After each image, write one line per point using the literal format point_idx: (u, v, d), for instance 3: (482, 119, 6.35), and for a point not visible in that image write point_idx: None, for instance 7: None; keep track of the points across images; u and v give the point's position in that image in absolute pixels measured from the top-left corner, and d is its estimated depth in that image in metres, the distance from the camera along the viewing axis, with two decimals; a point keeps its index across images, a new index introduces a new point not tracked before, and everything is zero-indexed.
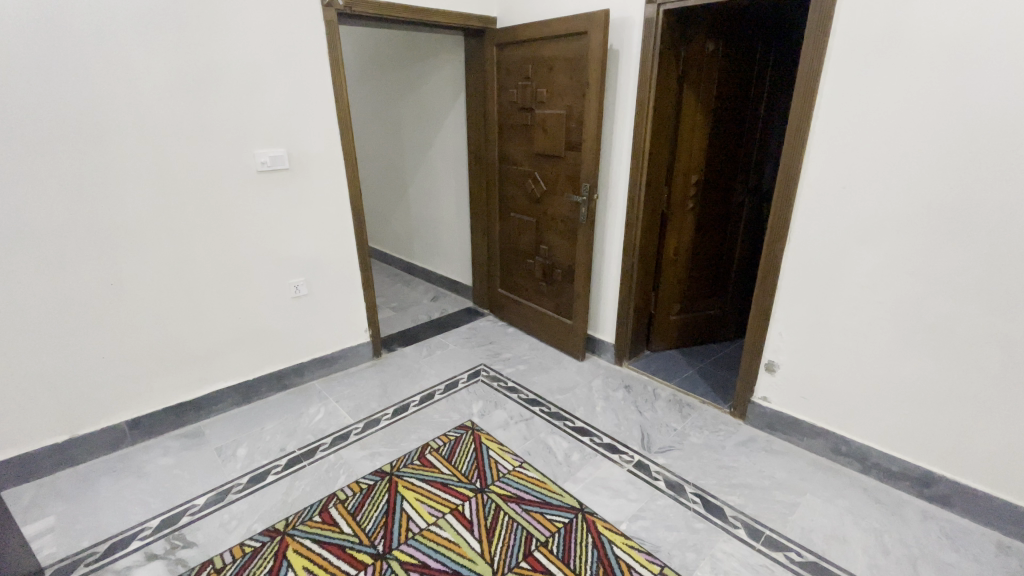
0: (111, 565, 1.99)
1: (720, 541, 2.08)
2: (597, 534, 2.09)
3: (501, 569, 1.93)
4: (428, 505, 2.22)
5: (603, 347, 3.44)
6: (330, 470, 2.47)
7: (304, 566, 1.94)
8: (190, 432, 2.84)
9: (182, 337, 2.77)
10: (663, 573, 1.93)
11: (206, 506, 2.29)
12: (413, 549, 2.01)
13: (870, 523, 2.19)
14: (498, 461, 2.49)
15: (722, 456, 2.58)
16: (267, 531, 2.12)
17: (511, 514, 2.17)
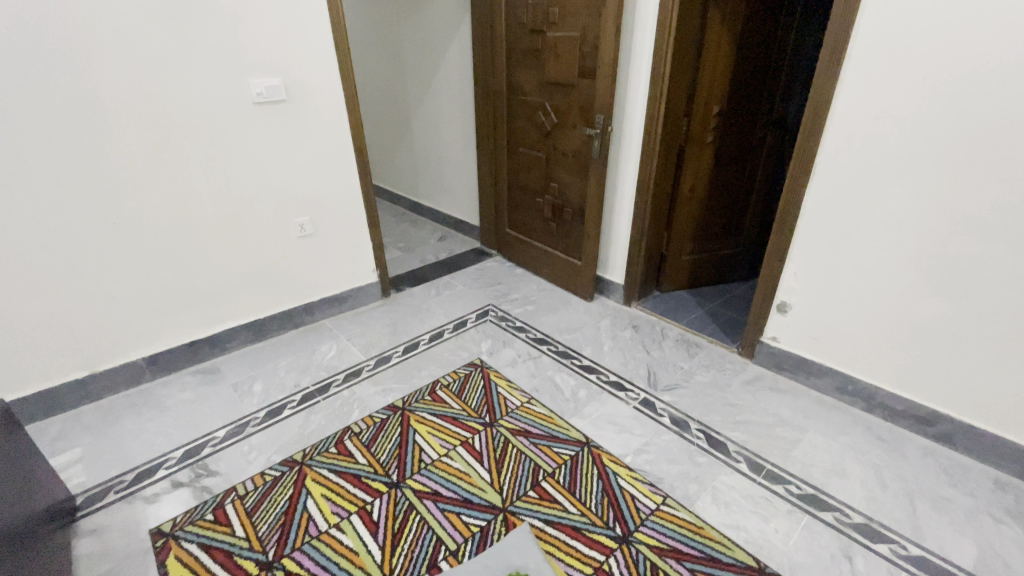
0: (140, 492, 2.10)
1: (722, 474, 2.14)
2: (603, 466, 2.16)
3: (510, 497, 2.01)
4: (439, 438, 2.29)
5: (612, 287, 3.41)
6: (344, 405, 2.54)
7: (323, 493, 2.04)
8: (206, 369, 2.91)
9: (189, 277, 2.77)
10: (665, 503, 2.00)
11: (226, 438, 2.38)
12: (425, 478, 2.10)
13: (870, 459, 2.24)
14: (507, 397, 2.54)
15: (727, 394, 2.61)
16: (286, 462, 2.21)
17: (519, 447, 2.24)
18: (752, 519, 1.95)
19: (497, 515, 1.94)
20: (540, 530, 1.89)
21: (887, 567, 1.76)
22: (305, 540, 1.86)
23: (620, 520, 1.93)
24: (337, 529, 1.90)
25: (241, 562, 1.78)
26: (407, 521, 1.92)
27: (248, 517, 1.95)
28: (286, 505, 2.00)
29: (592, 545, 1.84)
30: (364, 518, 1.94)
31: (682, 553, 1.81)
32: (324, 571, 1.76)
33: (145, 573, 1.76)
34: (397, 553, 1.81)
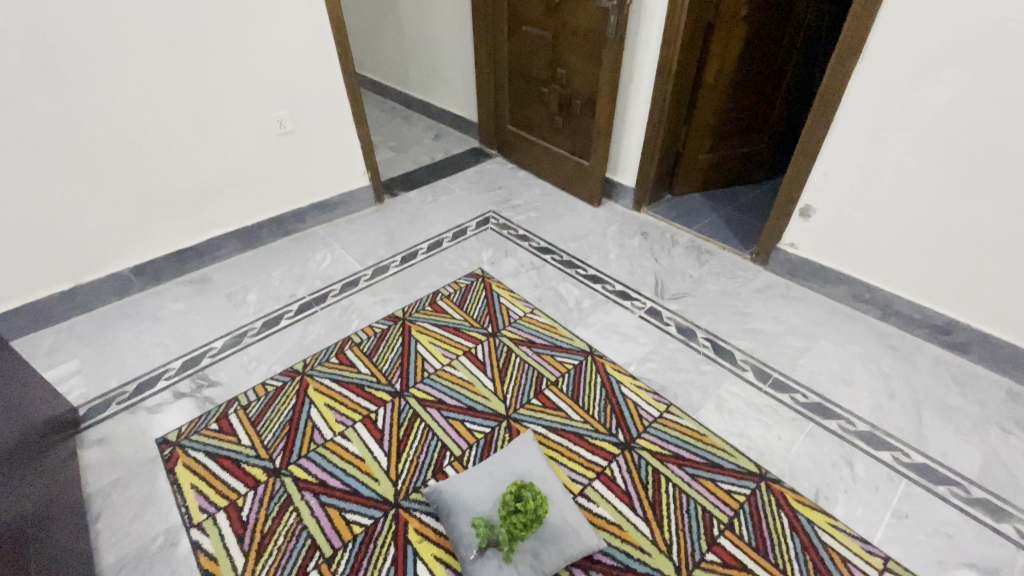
0: (143, 403, 2.10)
1: (727, 382, 2.10)
2: (606, 375, 2.11)
3: (513, 406, 1.99)
4: (441, 348, 2.24)
5: (621, 190, 3.18)
6: (342, 315, 2.46)
7: (326, 402, 2.01)
8: (197, 279, 2.80)
9: (165, 180, 2.55)
10: (668, 411, 1.97)
11: (224, 349, 2.34)
12: (429, 387, 2.07)
13: (880, 368, 2.20)
14: (509, 307, 2.45)
15: (737, 303, 2.52)
16: (286, 372, 2.17)
17: (522, 357, 2.19)
18: (756, 426, 1.92)
19: (501, 423, 1.93)
20: (544, 437, 1.88)
21: (887, 473, 1.78)
22: (311, 448, 1.85)
23: (623, 427, 1.92)
24: (342, 437, 1.89)
25: (249, 469, 1.79)
26: (412, 429, 1.91)
27: (253, 426, 1.94)
28: (290, 414, 1.98)
29: (595, 451, 1.84)
30: (369, 426, 1.92)
31: (684, 458, 1.81)
32: (331, 476, 1.76)
33: (156, 480, 1.79)
34: (403, 460, 1.81)
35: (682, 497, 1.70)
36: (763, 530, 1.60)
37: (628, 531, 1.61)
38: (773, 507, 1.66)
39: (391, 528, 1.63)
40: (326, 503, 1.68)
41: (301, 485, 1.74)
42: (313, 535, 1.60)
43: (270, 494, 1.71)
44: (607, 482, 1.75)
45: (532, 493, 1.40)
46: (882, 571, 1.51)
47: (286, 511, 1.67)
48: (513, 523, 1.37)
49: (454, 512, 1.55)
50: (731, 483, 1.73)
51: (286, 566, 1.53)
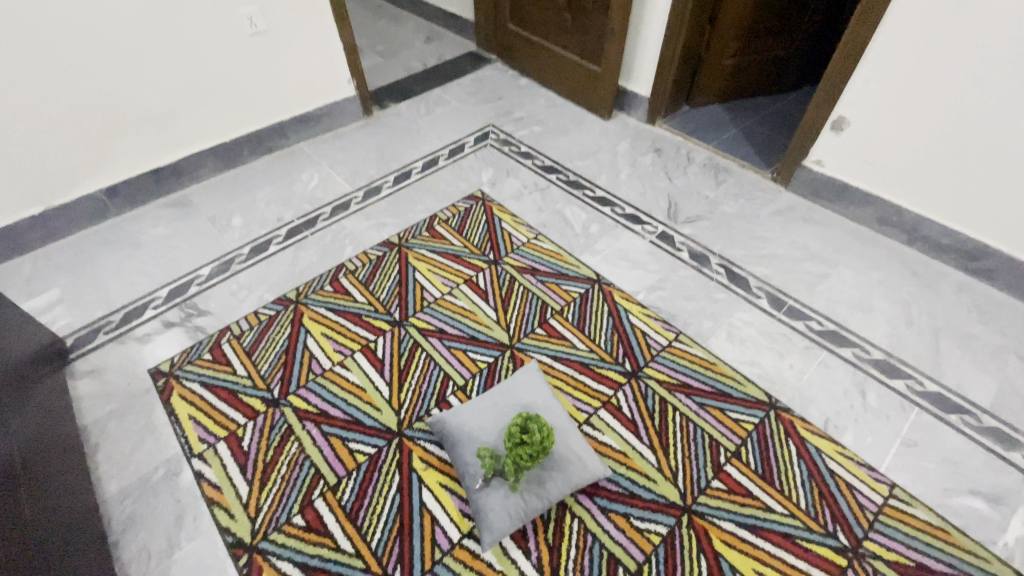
0: (131, 333, 2.01)
1: (740, 310, 1.99)
2: (613, 303, 2.00)
3: (517, 335, 1.91)
4: (441, 276, 2.11)
5: (634, 101, 2.89)
6: (334, 240, 2.30)
7: (322, 332, 1.91)
8: (177, 201, 2.61)
9: (127, 92, 2.28)
10: (677, 340, 1.88)
11: (212, 276, 2.21)
12: (429, 317, 1.97)
13: (900, 296, 2.10)
14: (512, 232, 2.29)
15: (754, 227, 2.36)
16: (279, 301, 2.05)
17: (527, 286, 2.07)
18: (768, 356, 1.85)
19: (504, 353, 1.86)
20: (549, 367, 1.81)
21: (899, 402, 1.74)
22: (310, 378, 1.78)
23: (630, 356, 1.83)
24: (341, 367, 1.81)
25: (247, 400, 1.74)
26: (413, 359, 1.83)
27: (248, 356, 1.87)
28: (285, 343, 1.89)
29: (600, 380, 1.76)
30: (368, 356, 1.84)
31: (693, 387, 1.73)
32: (332, 406, 1.71)
33: (153, 411, 1.75)
34: (405, 390, 1.75)
35: (689, 425, 1.64)
36: (770, 458, 1.57)
37: (633, 459, 1.57)
38: (782, 436, 1.63)
39: (395, 456, 1.59)
40: (328, 433, 1.64)
41: (302, 415, 1.69)
42: (316, 464, 1.58)
43: (270, 425, 1.67)
44: (612, 411, 1.68)
45: (538, 426, 1.35)
46: (887, 498, 1.50)
47: (287, 441, 1.63)
48: (519, 455, 1.33)
49: (457, 442, 1.51)
50: (741, 412, 1.68)
51: (290, 494, 1.52)
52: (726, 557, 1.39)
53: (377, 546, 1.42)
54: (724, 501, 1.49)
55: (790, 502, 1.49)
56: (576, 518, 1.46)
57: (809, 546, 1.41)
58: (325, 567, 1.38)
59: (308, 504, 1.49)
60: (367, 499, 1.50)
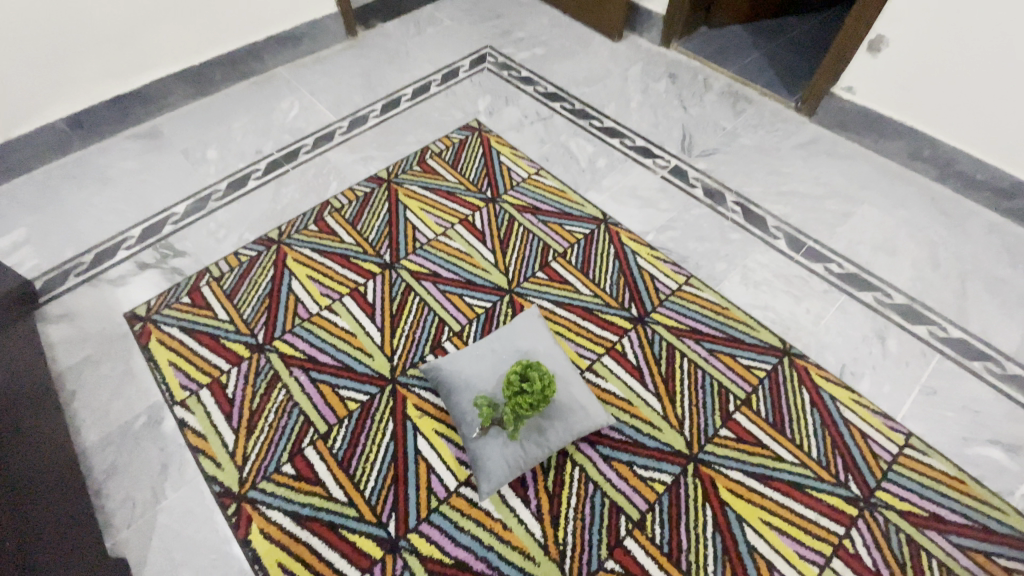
0: (104, 275, 1.88)
1: (756, 252, 1.85)
2: (621, 245, 1.84)
3: (516, 280, 1.77)
4: (434, 215, 1.94)
5: (648, 21, 2.60)
6: (317, 175, 2.11)
7: (307, 275, 1.77)
8: (147, 133, 2.40)
9: (78, 6, 1.99)
10: (688, 284, 1.74)
11: (187, 215, 2.04)
12: (422, 259, 1.81)
13: (926, 237, 1.96)
14: (511, 168, 2.09)
15: (775, 161, 2.17)
16: (260, 241, 1.89)
17: (527, 226, 1.90)
18: (784, 300, 1.73)
19: (503, 298, 1.72)
20: (550, 312, 1.68)
21: (920, 348, 1.65)
22: (295, 323, 1.66)
23: (637, 301, 1.70)
24: (329, 311, 1.69)
25: (230, 346, 1.63)
26: (405, 304, 1.71)
27: (230, 300, 1.74)
28: (269, 286, 1.76)
29: (604, 326, 1.65)
30: (358, 300, 1.71)
31: (703, 333, 1.63)
32: (320, 352, 1.60)
33: (131, 357, 1.66)
34: (398, 336, 1.63)
35: (698, 372, 1.55)
36: (782, 407, 1.49)
37: (638, 407, 1.49)
38: (796, 383, 1.54)
39: (389, 404, 1.50)
40: (316, 380, 1.55)
41: (289, 361, 1.59)
42: (305, 412, 1.49)
43: (256, 371, 1.57)
44: (616, 357, 1.58)
45: (539, 373, 1.25)
46: (902, 448, 1.44)
47: (274, 388, 1.54)
48: (518, 404, 1.24)
49: (453, 390, 1.42)
50: (753, 359, 1.58)
51: (279, 442, 1.44)
52: (733, 506, 1.34)
53: (371, 495, 1.35)
54: (732, 450, 1.42)
55: (801, 451, 1.42)
56: (578, 466, 1.39)
57: (819, 496, 1.36)
58: (317, 516, 1.33)
59: (298, 452, 1.43)
60: (359, 447, 1.42)
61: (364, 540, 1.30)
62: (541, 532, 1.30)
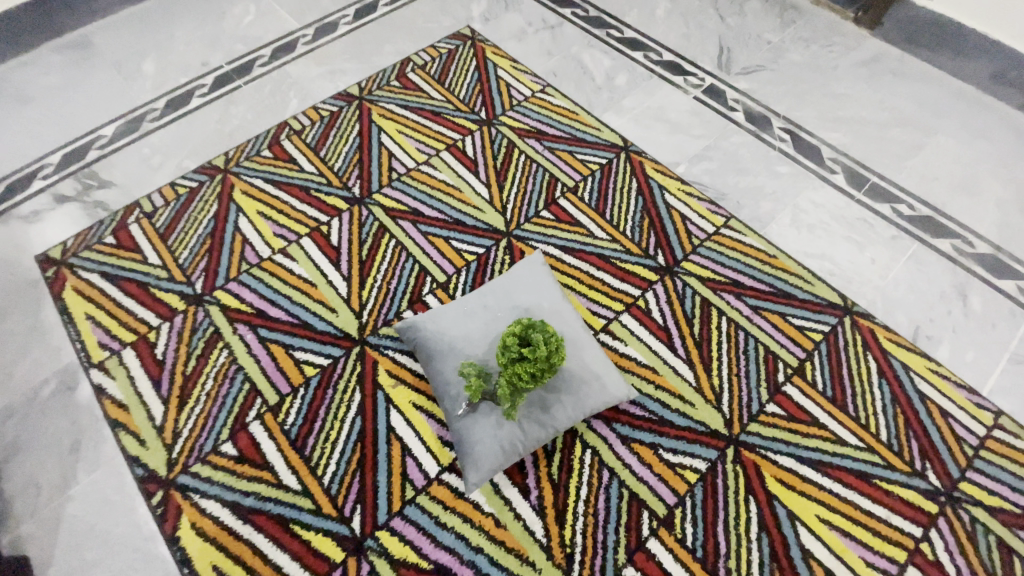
0: (14, 211, 1.53)
1: (809, 189, 1.51)
2: (645, 179, 1.50)
3: (516, 219, 1.43)
4: (415, 140, 1.58)
5: None
6: (274, 92, 1.73)
7: (258, 211, 1.44)
8: (72, 41, 1.97)
9: None
10: (727, 226, 1.42)
11: (117, 138, 1.67)
12: (398, 194, 1.47)
13: (1013, 173, 1.61)
14: (511, 85, 1.71)
15: (830, 81, 1.78)
16: (202, 170, 1.54)
17: (530, 156, 1.55)
18: (843, 248, 1.41)
19: (499, 242, 1.39)
20: (557, 261, 1.36)
21: (1009, 307, 1.35)
22: (242, 270, 1.35)
23: (664, 247, 1.38)
24: (283, 256, 1.36)
25: (160, 296, 1.32)
26: (378, 248, 1.37)
27: (163, 240, 1.41)
28: (211, 225, 1.42)
29: (623, 278, 1.33)
30: (319, 243, 1.38)
31: (745, 287, 1.32)
32: (271, 305, 1.29)
33: (42, 309, 1.35)
34: (367, 287, 1.31)
35: (739, 335, 1.25)
36: (843, 377, 1.21)
37: (665, 377, 1.20)
38: (860, 349, 1.25)
39: (355, 369, 1.20)
40: (266, 340, 1.24)
41: (233, 316, 1.28)
42: (252, 378, 1.20)
43: (192, 328, 1.27)
44: (638, 316, 1.28)
45: (545, 335, 0.96)
46: (991, 429, 1.17)
47: (213, 348, 1.24)
48: (516, 375, 0.95)
49: (435, 354, 1.12)
50: (807, 320, 1.28)
51: (217, 416, 1.16)
52: (783, 500, 1.08)
53: (331, 483, 1.08)
54: (783, 431, 1.14)
55: (867, 432, 1.15)
56: (590, 449, 1.11)
57: (889, 488, 1.09)
58: (263, 508, 1.07)
59: (241, 428, 1.15)
60: (318, 423, 1.14)
61: (321, 538, 1.04)
62: (544, 531, 1.04)
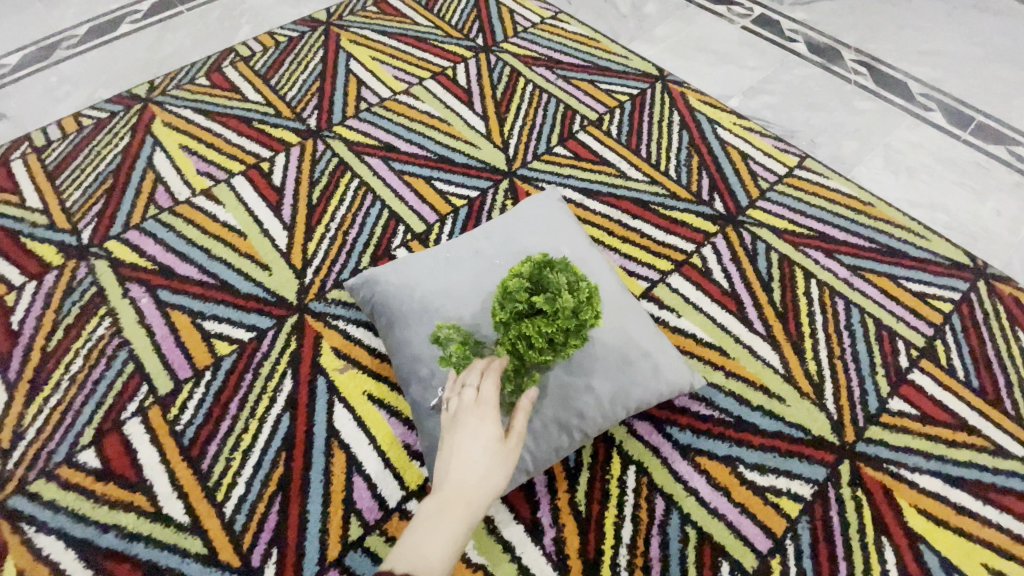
0: None
1: (900, 127, 1.16)
2: (688, 113, 1.16)
3: (521, 157, 1.08)
4: (392, 67, 1.24)
5: None
6: (221, 17, 1.38)
7: (181, 144, 1.09)
8: None
9: None
10: (802, 168, 1.07)
11: (21, 67, 1.31)
12: (367, 126, 1.12)
13: None
14: (515, 11, 1.37)
15: (904, 12, 1.40)
16: (118, 100, 1.19)
17: (540, 86, 1.21)
18: (957, 196, 1.05)
19: (498, 183, 1.04)
20: (578, 208, 1.01)
21: None
22: (147, 216, 0.99)
23: (722, 191, 1.03)
24: (205, 199, 1.01)
25: (32, 247, 0.96)
26: (334, 190, 1.02)
27: (49, 179, 1.05)
28: (115, 160, 1.07)
29: (669, 229, 0.97)
30: (257, 183, 1.03)
31: (836, 242, 0.96)
32: (181, 260, 0.93)
33: None
34: (316, 238, 0.96)
35: (837, 305, 0.88)
36: (993, 363, 0.83)
37: (736, 361, 0.83)
38: (1007, 325, 0.87)
39: (288, 347, 0.84)
40: (166, 306, 0.88)
41: (126, 274, 0.92)
42: (138, 357, 0.83)
43: (65, 289, 0.91)
44: (693, 278, 0.92)
45: (570, 280, 0.58)
46: None
47: (91, 317, 0.87)
48: (524, 339, 0.58)
49: (399, 319, 0.75)
50: (928, 285, 0.91)
51: (80, 411, 0.79)
52: (935, 545, 0.69)
53: (235, 515, 0.71)
54: (918, 439, 0.76)
55: None
56: (633, 466, 0.74)
57: None
58: (128, 552, 0.69)
59: (112, 429, 0.77)
60: (225, 423, 0.77)
61: None
62: None
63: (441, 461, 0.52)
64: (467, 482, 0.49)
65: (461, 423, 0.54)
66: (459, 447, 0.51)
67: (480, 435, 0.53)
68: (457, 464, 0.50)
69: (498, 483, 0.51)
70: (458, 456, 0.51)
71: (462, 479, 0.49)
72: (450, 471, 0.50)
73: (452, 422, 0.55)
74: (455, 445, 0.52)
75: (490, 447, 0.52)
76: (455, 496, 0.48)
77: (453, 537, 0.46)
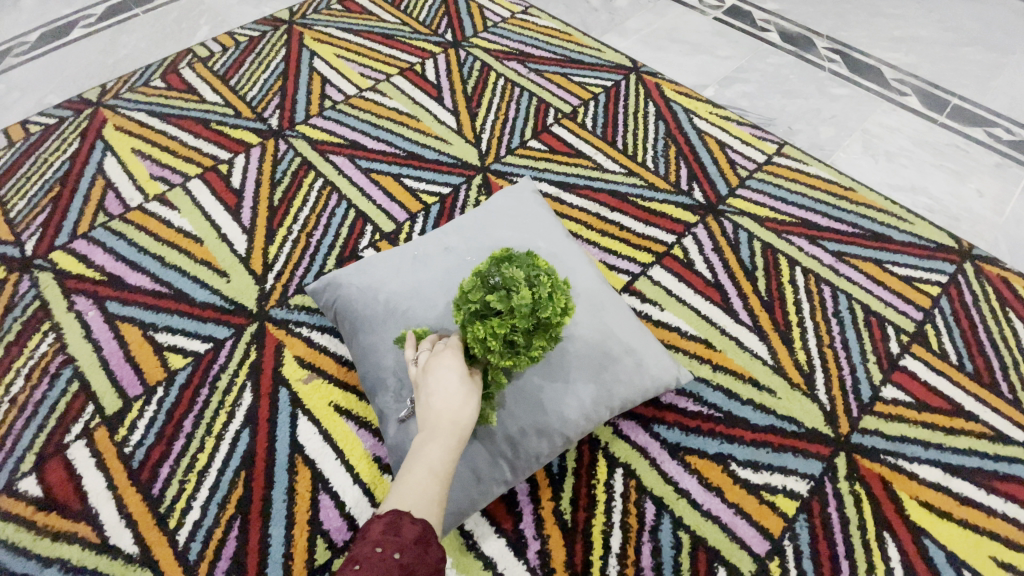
0: None
1: (876, 113, 1.15)
2: (664, 102, 1.13)
3: (493, 151, 1.04)
4: (357, 65, 1.20)
5: None
6: (179, 19, 1.32)
7: (134, 148, 1.03)
8: None
9: None
10: (780, 154, 1.05)
11: None
12: (330, 124, 1.08)
13: None
14: (484, 7, 1.34)
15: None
16: (68, 104, 1.13)
17: (511, 80, 1.17)
18: (938, 178, 1.03)
19: (471, 178, 1.00)
20: (554, 202, 0.97)
21: None
22: (96, 224, 0.93)
23: (701, 180, 1.00)
24: (159, 205, 0.95)
25: None
26: (296, 190, 0.97)
27: None
28: (63, 166, 1.01)
29: (648, 220, 0.94)
30: (215, 185, 0.97)
31: (819, 228, 0.94)
32: (133, 269, 0.87)
33: None
34: (277, 241, 0.90)
35: (823, 291, 0.86)
36: (985, 345, 0.81)
37: (723, 353, 0.80)
38: (996, 306, 0.85)
39: (248, 357, 0.78)
40: (116, 318, 0.82)
41: (73, 286, 0.85)
42: (84, 375, 0.76)
43: (6, 304, 0.84)
44: (675, 269, 0.88)
45: (528, 275, 0.53)
46: None
47: (34, 333, 0.81)
48: (479, 343, 0.53)
49: (364, 323, 0.70)
50: (913, 268, 0.89)
51: (19, 436, 0.72)
52: (939, 538, 0.66)
53: (190, 542, 0.65)
54: (914, 427, 0.73)
55: None
56: (620, 469, 0.69)
57: None
58: None
59: (55, 453, 0.70)
60: (179, 443, 0.71)
61: None
62: None
63: (419, 401, 0.50)
64: (445, 417, 0.47)
65: (434, 362, 0.52)
66: (434, 386, 0.49)
67: (453, 371, 0.50)
68: (434, 401, 0.48)
69: (476, 413, 0.50)
70: (433, 394, 0.49)
71: (439, 415, 0.47)
72: (427, 409, 0.48)
73: (427, 364, 0.53)
74: (429, 385, 0.50)
75: (466, 382, 0.50)
76: (433, 432, 0.46)
77: (440, 468, 0.45)
